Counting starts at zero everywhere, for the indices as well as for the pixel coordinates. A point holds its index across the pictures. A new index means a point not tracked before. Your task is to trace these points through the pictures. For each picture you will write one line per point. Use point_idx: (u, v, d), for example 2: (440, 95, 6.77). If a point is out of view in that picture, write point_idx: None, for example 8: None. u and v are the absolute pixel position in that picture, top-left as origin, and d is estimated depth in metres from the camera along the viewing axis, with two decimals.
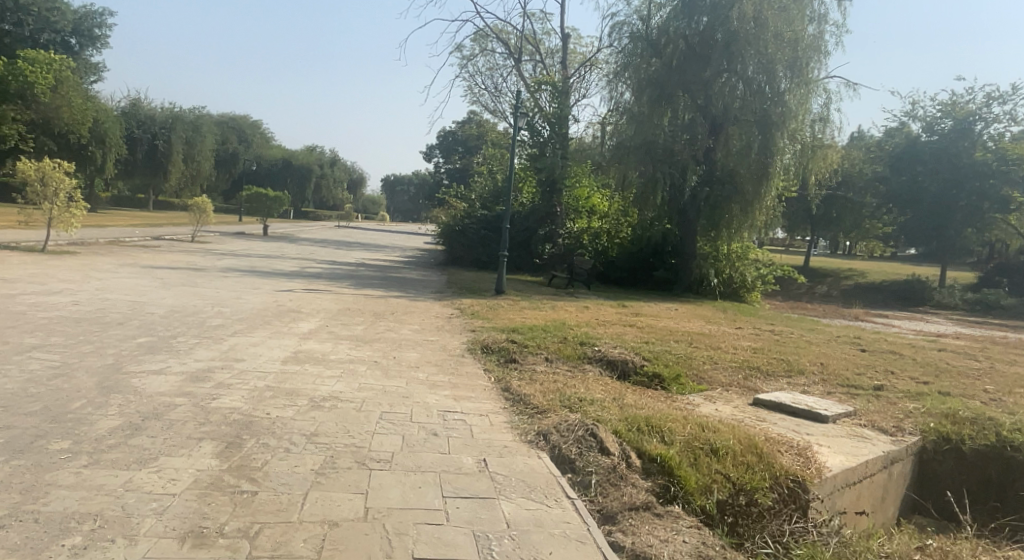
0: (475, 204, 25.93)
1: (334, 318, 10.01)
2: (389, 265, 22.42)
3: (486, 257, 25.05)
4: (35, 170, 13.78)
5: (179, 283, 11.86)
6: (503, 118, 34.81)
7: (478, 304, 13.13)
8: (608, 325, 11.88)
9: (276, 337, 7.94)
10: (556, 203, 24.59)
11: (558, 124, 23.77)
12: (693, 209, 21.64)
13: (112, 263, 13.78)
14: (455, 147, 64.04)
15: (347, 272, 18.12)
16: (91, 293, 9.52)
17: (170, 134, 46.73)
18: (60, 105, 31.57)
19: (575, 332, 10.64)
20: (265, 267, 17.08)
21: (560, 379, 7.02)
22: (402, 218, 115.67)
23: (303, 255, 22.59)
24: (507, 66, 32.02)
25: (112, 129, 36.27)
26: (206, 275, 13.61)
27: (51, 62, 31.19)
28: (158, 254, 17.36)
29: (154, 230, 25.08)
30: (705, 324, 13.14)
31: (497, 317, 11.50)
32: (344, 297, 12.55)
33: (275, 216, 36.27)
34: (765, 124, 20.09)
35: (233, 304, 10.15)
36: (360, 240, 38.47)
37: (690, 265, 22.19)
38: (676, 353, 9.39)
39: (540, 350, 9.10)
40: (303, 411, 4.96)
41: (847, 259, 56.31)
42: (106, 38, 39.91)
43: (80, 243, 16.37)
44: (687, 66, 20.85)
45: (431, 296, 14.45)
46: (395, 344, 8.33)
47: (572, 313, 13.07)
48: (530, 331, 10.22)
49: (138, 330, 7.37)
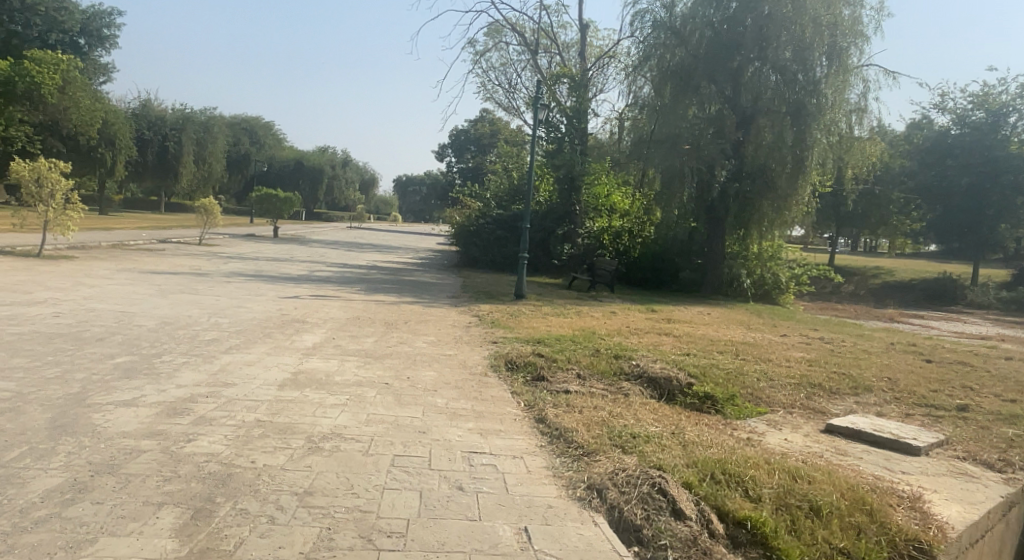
0: (491, 203, 24.92)
1: (343, 329, 9.08)
2: (402, 268, 21.52)
3: (502, 258, 23.93)
4: (28, 170, 13.05)
5: (178, 290, 10.99)
6: (517, 115, 33.84)
7: (497, 310, 12.15)
8: (640, 333, 10.87)
9: (276, 354, 6.99)
10: (576, 201, 23.14)
11: (577, 118, 22.50)
12: (722, 205, 20.61)
13: (110, 268, 12.98)
14: (467, 146, 63.22)
15: (358, 275, 17.22)
16: (77, 302, 8.63)
17: (180, 135, 46.31)
18: (68, 107, 31.11)
19: (608, 342, 9.65)
20: (272, 271, 16.21)
21: (602, 404, 6.06)
22: (414, 219, 115.12)
23: (313, 258, 21.71)
24: (521, 62, 31.18)
25: (122, 131, 36.04)
26: (208, 281, 12.74)
27: (58, 62, 30.59)
28: (161, 258, 16.59)
29: (162, 233, 24.48)
30: (745, 332, 12.08)
31: (520, 326, 10.52)
32: (353, 304, 11.63)
33: (286, 217, 35.57)
34: (800, 114, 19.11)
35: (232, 314, 9.23)
36: (373, 241, 37.74)
37: (719, 266, 21.06)
38: (725, 368, 8.43)
39: (572, 365, 8.15)
40: (297, 457, 3.98)
41: (872, 257, 54.69)
42: (114, 39, 39.49)
43: (80, 247, 15.61)
44: (715, 55, 19.76)
45: (447, 301, 13.49)
46: (410, 361, 7.36)
47: (599, 320, 12.03)
48: (557, 342, 9.25)
49: (119, 348, 6.44)
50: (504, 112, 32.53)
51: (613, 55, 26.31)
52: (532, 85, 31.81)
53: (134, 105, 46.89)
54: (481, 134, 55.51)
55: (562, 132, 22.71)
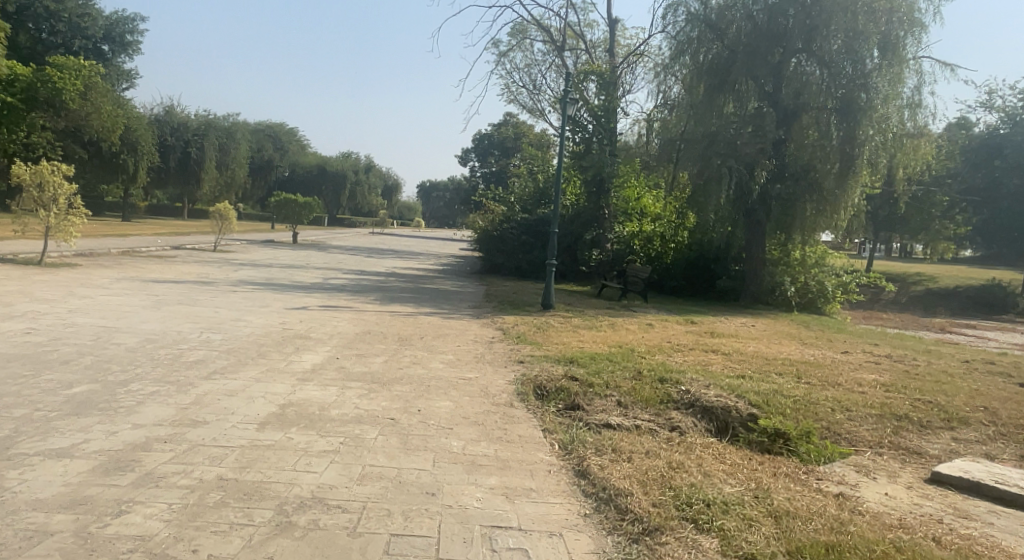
0: (515, 207, 23.93)
1: (350, 347, 8.05)
2: (422, 275, 20.56)
3: (528, 265, 22.82)
4: (30, 174, 12.39)
5: (176, 301, 10.08)
6: (542, 118, 32.88)
7: (522, 322, 11.06)
8: (682, 349, 9.68)
9: (268, 380, 5.97)
10: (604, 205, 22.28)
11: (606, 117, 21.49)
12: (763, 207, 19.35)
13: (111, 277, 12.16)
14: (490, 150, 62.56)
15: (375, 283, 16.28)
16: (56, 316, 7.73)
17: (203, 141, 46.29)
18: (90, 113, 31.03)
19: (651, 362, 8.49)
20: (285, 279, 15.32)
21: (655, 447, 4.97)
22: (438, 225, 114.86)
23: (331, 265, 20.86)
24: (546, 62, 30.28)
25: (145, 137, 36.23)
26: (212, 291, 11.86)
27: (80, 68, 30.68)
28: (170, 265, 15.82)
29: (177, 239, 23.86)
30: (800, 348, 10.81)
31: (549, 342, 9.41)
32: (365, 316, 10.64)
33: (306, 223, 34.93)
34: (849, 109, 17.84)
35: (229, 329, 8.27)
36: (394, 247, 36.98)
37: (759, 273, 19.75)
38: (792, 396, 7.27)
39: (611, 392, 7.04)
40: (257, 542, 2.92)
41: (910, 262, 52.39)
42: (137, 45, 39.75)
43: (86, 255, 14.91)
44: (755, 49, 18.55)
45: (468, 312, 12.43)
46: (424, 387, 6.30)
47: (636, 334, 10.84)
48: (592, 362, 8.11)
49: (82, 373, 5.46)
50: (528, 114, 31.62)
51: (643, 54, 25.22)
52: (558, 86, 30.84)
53: (157, 111, 46.84)
54: (504, 137, 54.63)
55: (589, 133, 21.67)
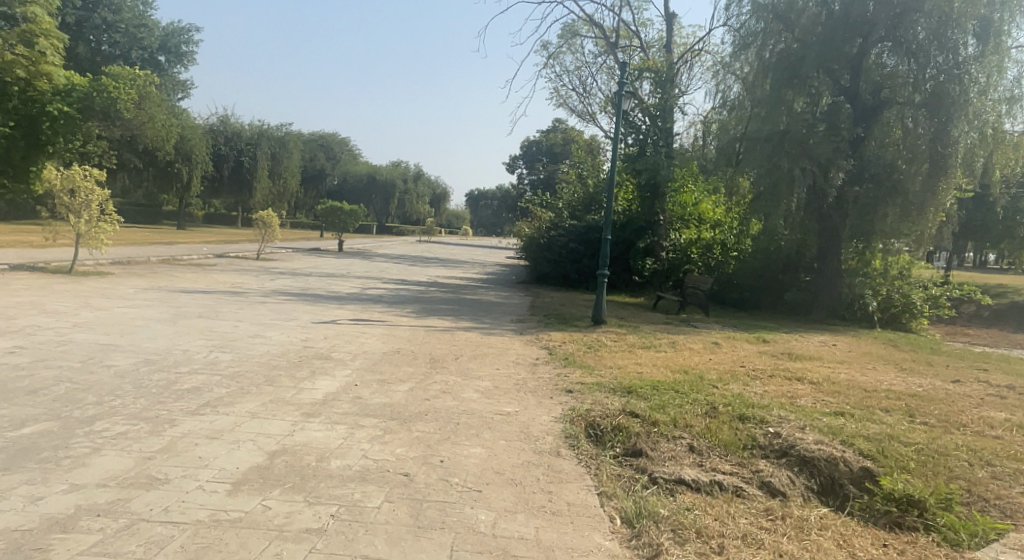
0: (564, 213, 22.68)
1: (374, 370, 7.01)
2: (464, 284, 19.61)
3: (577, 274, 21.49)
4: (61, 179, 12.03)
5: (196, 314, 9.32)
6: (592, 121, 31.73)
7: (571, 341, 9.85)
8: (757, 376, 8.23)
9: (265, 416, 4.95)
10: (659, 210, 20.92)
11: (663, 117, 20.08)
12: (837, 212, 17.57)
13: (138, 286, 11.64)
14: (539, 156, 61.80)
15: (414, 294, 15.35)
16: (56, 332, 7.00)
17: (255, 150, 47.17)
18: (143, 121, 33.42)
19: (726, 393, 7.10)
20: (320, 289, 14.54)
21: (754, 528, 3.69)
22: (486, 233, 114.80)
23: (372, 274, 20.13)
24: (596, 64, 29.24)
25: (198, 146, 38.58)
26: (239, 302, 11.11)
27: (135, 77, 32.29)
28: (206, 274, 15.35)
29: (222, 247, 23.82)
30: (899, 375, 9.19)
31: (601, 366, 8.13)
32: (397, 332, 9.64)
33: (351, 231, 34.71)
34: (940, 102, 15.98)
35: (242, 347, 7.38)
36: (440, 256, 36.32)
37: (834, 285, 17.85)
38: (912, 444, 5.81)
39: (682, 435, 5.73)
40: None
41: (990, 272, 48.37)
42: (192, 55, 41.06)
43: (121, 263, 14.61)
44: (833, 38, 16.86)
45: (511, 327, 11.28)
46: (451, 427, 5.16)
47: (701, 357, 9.42)
48: (655, 393, 6.78)
49: (46, 406, 4.57)
50: (577, 118, 30.59)
51: (700, 51, 23.86)
52: (608, 88, 29.69)
53: (213, 121, 48.13)
54: (553, 143, 53.76)
55: (644, 134, 20.35)
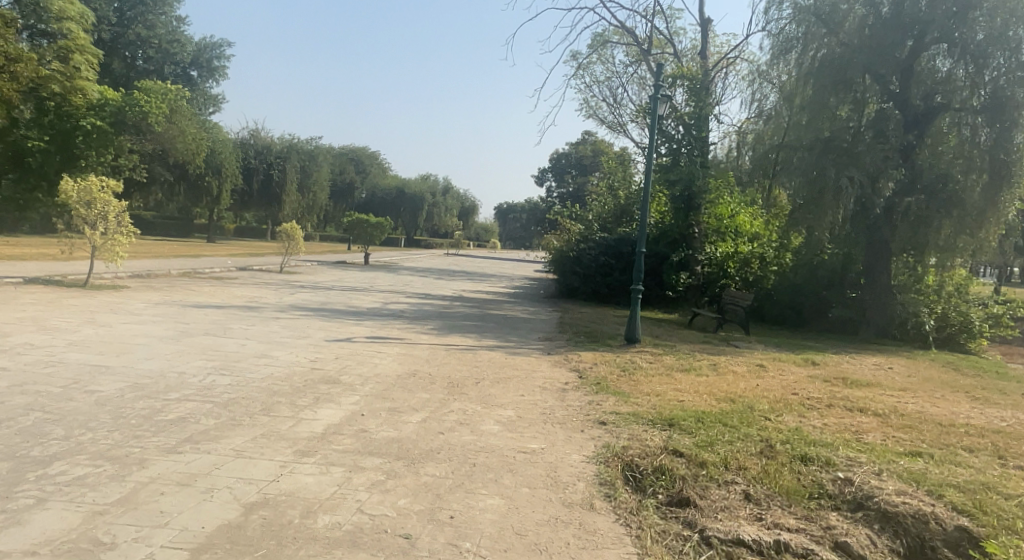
0: (594, 225, 21.95)
1: (384, 396, 6.33)
2: (489, 299, 18.96)
3: (607, 289, 20.68)
4: (78, 192, 11.96)
5: (204, 332, 8.83)
6: (623, 133, 31.02)
7: (603, 363, 9.06)
8: (814, 406, 7.29)
9: (252, 455, 4.30)
10: (694, 222, 19.91)
11: (698, 126, 19.21)
12: (888, 225, 16.37)
13: (151, 302, 11.27)
14: (568, 168, 61.38)
15: (437, 309, 14.73)
16: (47, 351, 6.52)
17: (284, 164, 47.63)
18: (175, 134, 34.53)
19: (781, 428, 6.23)
20: (340, 304, 14.05)
21: None
22: (514, 246, 114.49)
23: (395, 287, 19.68)
24: (627, 74, 28.67)
25: (229, 160, 39.29)
26: (253, 318, 10.63)
27: (166, 92, 34.04)
28: (225, 288, 15.04)
29: (246, 260, 23.77)
30: (974, 406, 8.15)
31: (637, 393, 7.29)
32: (416, 352, 8.98)
33: (377, 243, 34.50)
34: (1000, 107, 14.89)
35: (244, 369, 6.79)
36: (467, 269, 35.83)
37: (885, 302, 16.53)
38: (1014, 497, 4.85)
39: (735, 479, 4.90)
40: None
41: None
42: (224, 70, 42.20)
43: (139, 278, 14.41)
44: (881, 41, 15.88)
45: (538, 346, 10.55)
46: (466, 470, 4.43)
47: (747, 382, 8.50)
48: (701, 427, 5.94)
49: (2, 442, 3.99)
50: (608, 129, 29.99)
51: (735, 59, 23.06)
52: (640, 98, 29.02)
53: (244, 135, 48.78)
54: (583, 155, 53.18)
55: (678, 144, 19.53)
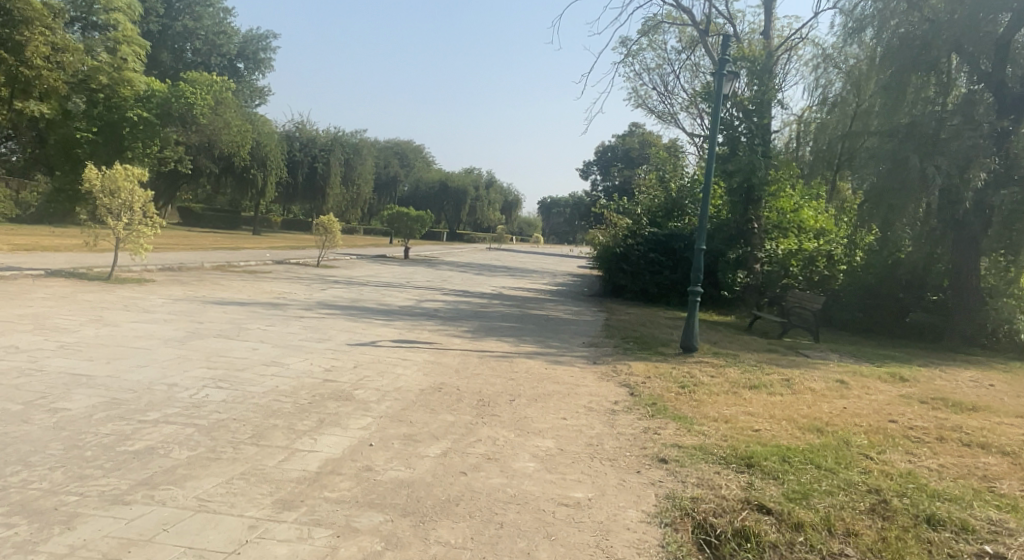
0: (643, 219, 20.48)
1: (400, 418, 5.35)
2: (530, 297, 17.95)
3: (657, 288, 19.31)
4: (101, 180, 12.10)
5: (216, 334, 8.12)
6: (673, 122, 29.45)
7: (658, 376, 7.88)
8: (924, 437, 5.89)
9: (219, 507, 3.37)
10: (754, 217, 17.97)
11: (759, 112, 17.26)
12: (979, 220, 14.23)
13: (170, 298, 10.77)
14: (614, 160, 59.76)
15: (474, 308, 13.78)
16: (30, 357, 5.89)
17: (328, 156, 47.64)
18: (220, 126, 36.30)
19: (890, 472, 4.89)
20: (371, 301, 13.28)
21: None
22: (558, 241, 112.99)
23: (431, 283, 18.88)
24: (679, 61, 27.14)
25: (274, 152, 39.90)
26: (273, 316, 9.92)
27: (212, 83, 36.18)
28: (254, 282, 14.54)
29: (284, 253, 23.53)
30: None
31: (702, 418, 6.08)
32: (444, 359, 8.00)
33: (417, 237, 33.90)
34: None
35: (244, 381, 5.97)
36: (509, 265, 34.85)
37: (973, 307, 14.58)
38: None
39: (845, 552, 3.60)
40: None
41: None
42: (270, 62, 42.91)
43: (167, 272, 14.10)
44: (973, 12, 13.81)
45: (582, 353, 9.45)
46: (489, 535, 3.36)
47: (831, 404, 7.15)
48: (787, 470, 4.69)
49: None
50: (659, 119, 28.52)
51: (798, 42, 21.37)
52: (693, 86, 27.46)
53: (290, 128, 49.06)
54: (630, 147, 51.49)
55: (738, 132, 17.52)
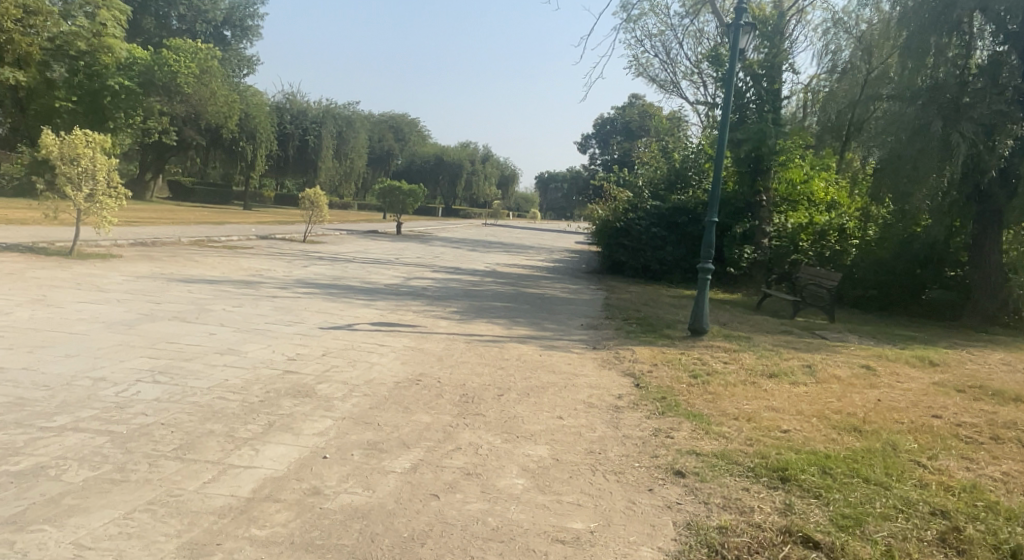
0: (645, 192, 19.42)
1: (367, 419, 4.54)
2: (525, 274, 17.09)
3: (658, 264, 18.47)
4: (60, 146, 11.23)
5: (171, 316, 7.28)
6: (676, 92, 28.22)
7: (666, 364, 7.06)
8: (985, 433, 4.98)
9: (100, 555, 2.54)
10: (762, 189, 16.94)
11: (769, 76, 16.10)
12: (1006, 191, 13.12)
13: (132, 275, 9.94)
14: (614, 134, 58.26)
15: (465, 286, 12.94)
16: None
17: (320, 129, 46.32)
18: (205, 96, 35.23)
19: (952, 483, 3.94)
20: (355, 279, 12.42)
21: None
22: (556, 216, 111.85)
23: (422, 259, 18.03)
24: (682, 27, 25.82)
25: (264, 125, 38.72)
26: (243, 296, 9.09)
27: (197, 51, 34.87)
28: (232, 258, 13.69)
29: (271, 227, 22.63)
30: None
31: (720, 416, 5.24)
32: (426, 345, 7.17)
33: (410, 212, 32.92)
34: None
35: (189, 375, 5.17)
36: (507, 241, 33.93)
37: (998, 284, 13.58)
38: None
39: None
40: None
41: None
42: (257, 29, 41.38)
43: (137, 248, 13.25)
44: None
45: (580, 336, 8.63)
46: None
47: (863, 394, 6.28)
48: (827, 487, 3.78)
49: None
50: (661, 88, 27.32)
51: (808, 5, 20.09)
52: (696, 53, 26.18)
53: (280, 99, 47.66)
54: (631, 119, 50.11)
55: (747, 100, 16.45)
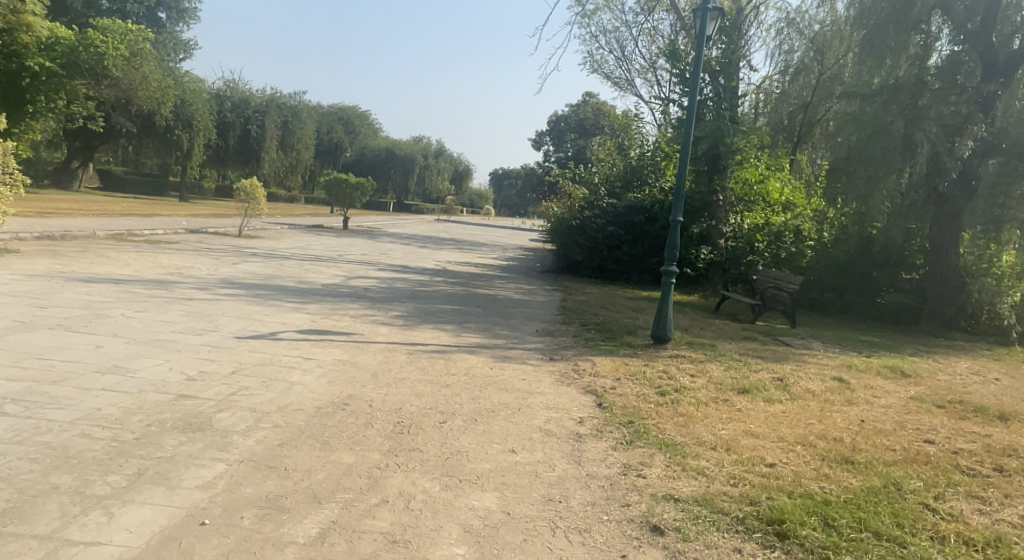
0: (602, 189, 19.18)
1: (271, 462, 3.63)
2: (477, 273, 16.30)
3: (614, 263, 17.92)
4: None
5: (54, 324, 6.14)
6: (629, 90, 27.91)
7: (630, 379, 6.35)
8: (985, 463, 4.46)
9: None
10: (720, 188, 16.56)
11: (726, 73, 15.72)
12: (962, 193, 12.99)
13: (24, 273, 8.64)
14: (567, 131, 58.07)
15: (412, 287, 12.03)
16: None
17: (263, 119, 44.31)
18: (135, 81, 33.31)
19: (973, 534, 3.33)
20: (289, 278, 11.32)
21: None
22: (510, 214, 111.43)
23: (368, 257, 16.99)
24: (636, 24, 25.50)
25: (201, 112, 37.70)
26: (153, 298, 7.96)
27: (128, 32, 32.36)
28: (152, 253, 12.38)
29: (205, 221, 21.03)
30: None
31: (696, 446, 4.54)
32: (359, 357, 6.25)
33: (357, 206, 31.59)
34: None
35: (52, 404, 4.13)
36: (458, 238, 33.02)
37: (954, 288, 13.47)
38: None
39: None
40: None
41: None
42: (194, 12, 39.20)
43: (40, 242, 11.77)
44: None
45: (535, 344, 7.87)
46: None
47: (844, 413, 5.72)
48: (834, 547, 3.09)
49: None
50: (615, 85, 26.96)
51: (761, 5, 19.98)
52: (650, 50, 25.90)
53: (221, 86, 45.36)
54: (585, 117, 49.99)
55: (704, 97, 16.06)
